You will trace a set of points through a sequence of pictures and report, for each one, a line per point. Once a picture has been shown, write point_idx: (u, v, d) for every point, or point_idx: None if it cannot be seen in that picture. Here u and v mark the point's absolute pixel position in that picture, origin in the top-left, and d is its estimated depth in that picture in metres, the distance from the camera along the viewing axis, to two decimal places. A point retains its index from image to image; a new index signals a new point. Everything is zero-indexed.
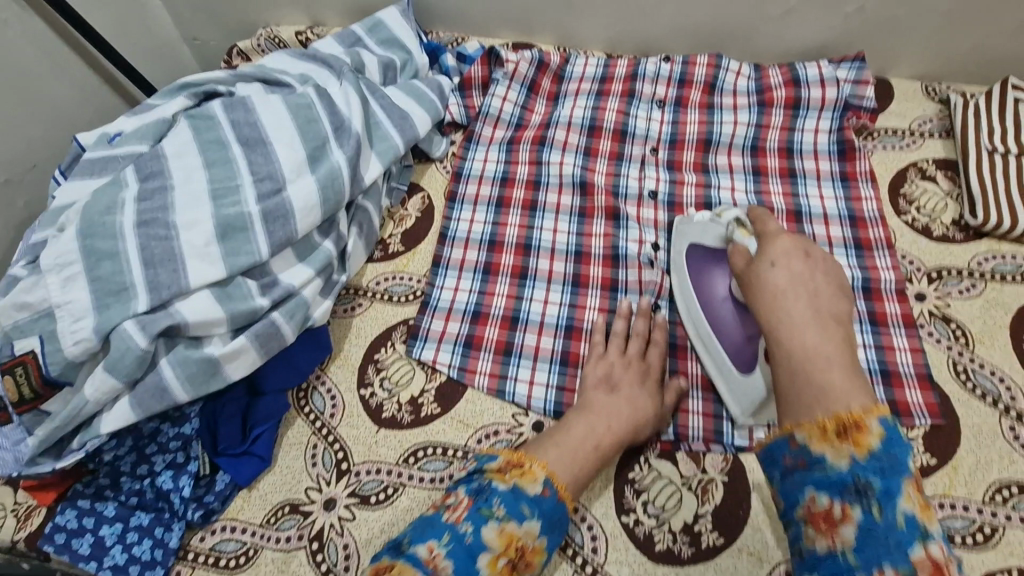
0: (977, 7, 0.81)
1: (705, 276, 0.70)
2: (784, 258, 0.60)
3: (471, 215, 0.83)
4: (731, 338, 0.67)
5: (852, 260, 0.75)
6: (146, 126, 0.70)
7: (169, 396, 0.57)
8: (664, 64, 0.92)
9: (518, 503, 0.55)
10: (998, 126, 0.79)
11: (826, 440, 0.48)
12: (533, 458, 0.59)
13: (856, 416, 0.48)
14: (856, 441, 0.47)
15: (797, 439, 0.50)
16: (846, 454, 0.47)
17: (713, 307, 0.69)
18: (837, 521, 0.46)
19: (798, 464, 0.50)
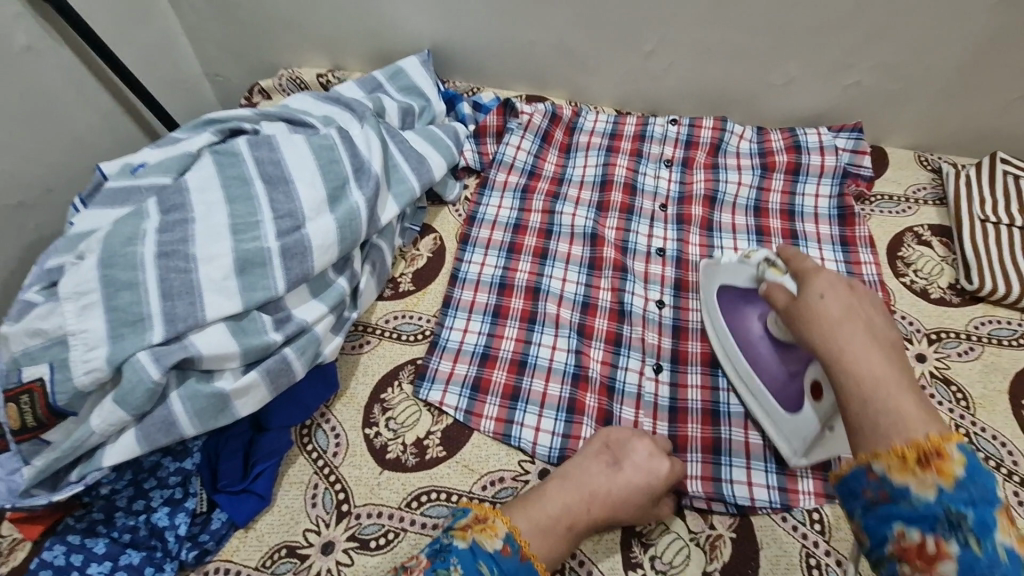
0: (967, 87, 0.86)
1: (739, 316, 0.71)
2: (832, 288, 0.55)
3: (482, 259, 0.84)
4: (773, 378, 0.67)
5: (839, 260, 0.83)
6: (172, 160, 0.71)
7: (176, 430, 0.57)
8: (671, 126, 0.96)
9: (475, 561, 0.51)
10: (990, 197, 0.83)
11: (909, 471, 0.43)
12: (498, 513, 0.56)
13: (935, 442, 0.43)
14: (940, 469, 0.42)
15: (876, 470, 0.44)
16: (932, 484, 0.42)
17: (753, 347, 0.69)
18: (934, 558, 0.40)
19: (878, 496, 0.44)
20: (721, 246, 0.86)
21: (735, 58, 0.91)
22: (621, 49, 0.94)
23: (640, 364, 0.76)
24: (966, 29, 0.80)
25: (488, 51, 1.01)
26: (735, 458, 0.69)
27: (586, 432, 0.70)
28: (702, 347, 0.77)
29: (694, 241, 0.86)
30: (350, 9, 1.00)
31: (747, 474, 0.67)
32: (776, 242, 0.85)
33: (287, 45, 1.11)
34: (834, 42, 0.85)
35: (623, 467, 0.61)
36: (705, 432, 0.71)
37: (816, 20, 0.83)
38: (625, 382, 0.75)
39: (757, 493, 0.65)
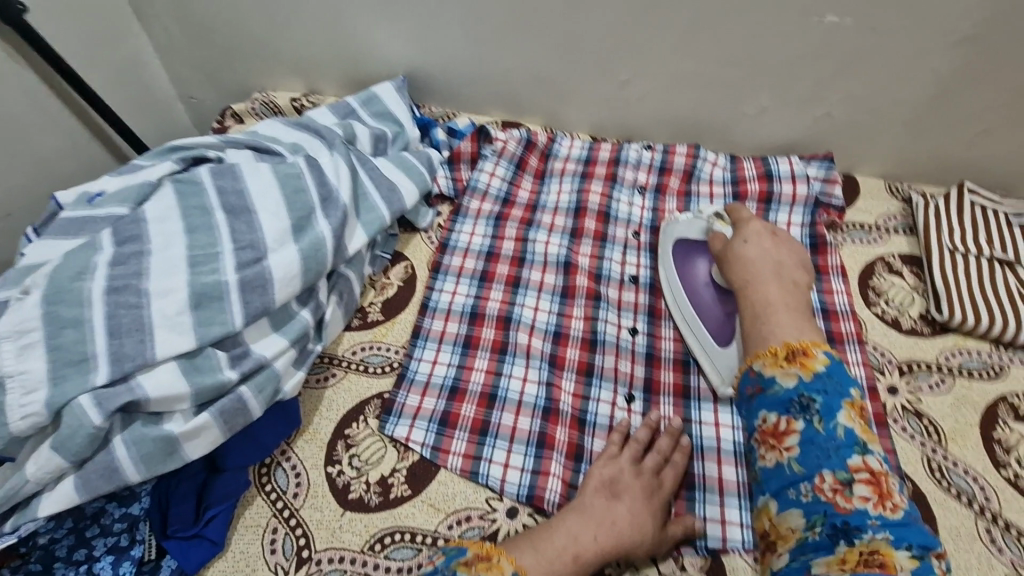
0: (936, 118, 0.87)
1: (688, 264, 0.80)
2: (755, 237, 0.73)
3: (454, 287, 0.83)
4: (711, 315, 0.75)
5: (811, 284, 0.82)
6: (130, 189, 0.69)
7: (119, 476, 0.54)
8: (645, 153, 0.96)
9: None
10: (958, 227, 0.84)
11: (777, 364, 0.60)
12: (502, 553, 0.55)
13: (804, 346, 0.60)
14: (803, 364, 0.58)
15: (755, 369, 0.62)
16: (792, 374, 0.58)
17: (696, 289, 0.77)
18: (784, 433, 0.56)
19: (755, 391, 0.61)
20: None
21: (708, 88, 0.91)
22: (595, 77, 0.94)
23: (613, 395, 0.75)
24: (934, 64, 0.80)
25: (464, 76, 1.00)
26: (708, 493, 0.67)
27: (555, 468, 0.68)
28: (674, 377, 0.76)
29: None
30: (324, 34, 1.00)
31: (721, 512, 0.66)
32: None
33: (261, 68, 1.09)
34: (805, 74, 0.86)
35: (622, 497, 0.62)
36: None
37: (787, 53, 0.84)
38: (596, 413, 0.73)
39: (730, 531, 0.64)
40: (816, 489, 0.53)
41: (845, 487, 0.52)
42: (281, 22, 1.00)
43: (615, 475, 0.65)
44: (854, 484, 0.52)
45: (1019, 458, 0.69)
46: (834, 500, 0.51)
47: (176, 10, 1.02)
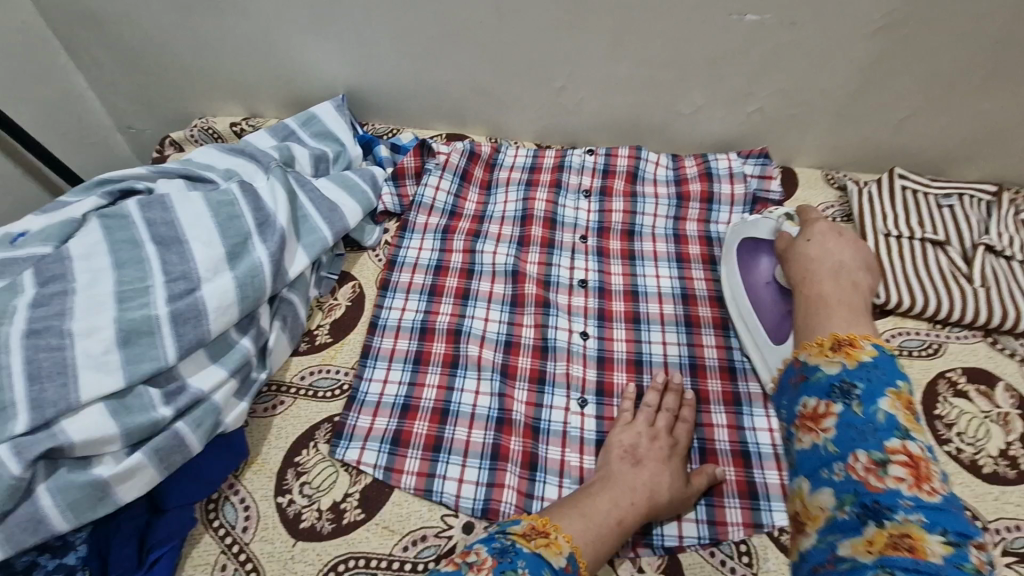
0: (861, 108, 0.90)
1: (752, 262, 0.78)
2: (820, 236, 0.71)
3: (403, 304, 0.82)
4: (770, 315, 0.73)
5: None
6: (53, 227, 0.67)
7: (45, 527, 0.52)
8: (588, 157, 0.97)
9: (543, 568, 0.52)
10: (891, 212, 0.87)
11: (822, 354, 0.58)
12: (558, 529, 0.57)
13: (852, 339, 0.58)
14: (848, 353, 0.56)
15: (800, 359, 0.60)
16: (837, 362, 0.56)
17: (756, 288, 0.76)
18: (822, 416, 0.54)
19: (798, 378, 0.59)
20: (644, 275, 0.85)
21: (643, 90, 0.93)
22: (533, 85, 0.95)
23: (566, 401, 0.75)
24: (853, 55, 0.83)
25: (404, 92, 1.00)
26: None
27: (510, 479, 0.68)
28: (627, 377, 0.76)
29: (615, 271, 0.86)
30: (259, 57, 0.99)
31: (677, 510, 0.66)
32: (706, 334, 0.79)
33: (200, 94, 1.08)
34: (732, 72, 0.88)
35: (645, 463, 0.65)
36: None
37: (713, 53, 0.86)
38: (549, 421, 0.73)
39: (686, 531, 0.64)
40: (848, 468, 0.50)
41: (879, 467, 0.48)
42: (214, 47, 0.98)
43: (634, 442, 0.68)
44: (889, 464, 0.48)
45: (960, 433, 0.70)
46: (865, 479, 0.48)
47: (104, 41, 1.00)
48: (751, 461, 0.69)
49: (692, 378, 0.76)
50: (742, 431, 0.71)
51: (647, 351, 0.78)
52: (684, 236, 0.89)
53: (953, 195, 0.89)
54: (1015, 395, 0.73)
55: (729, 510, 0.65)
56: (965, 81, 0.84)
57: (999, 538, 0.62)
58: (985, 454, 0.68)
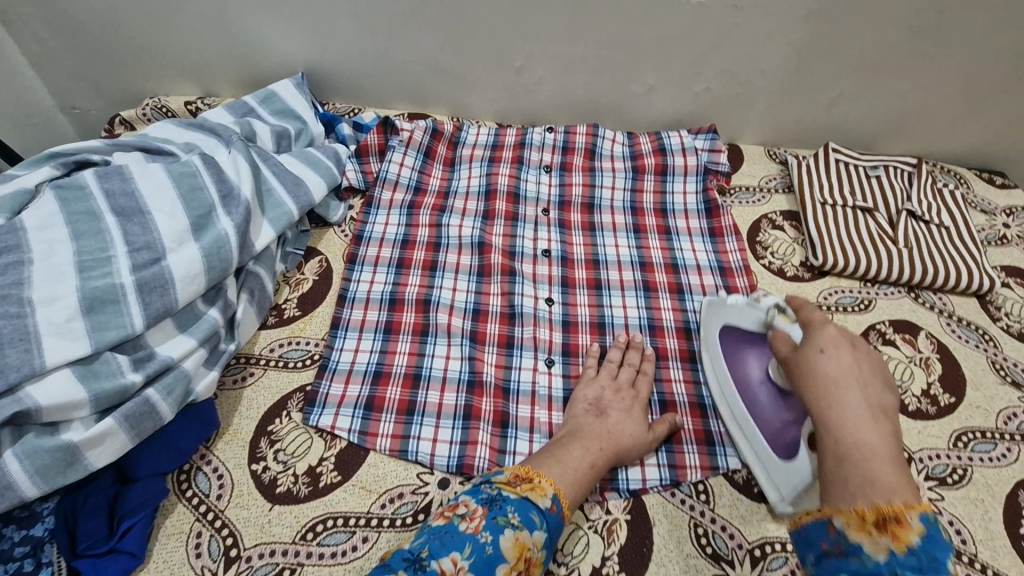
0: (798, 86, 0.97)
1: (740, 359, 0.71)
2: (833, 345, 0.57)
3: (371, 276, 0.83)
4: (769, 422, 0.66)
5: (707, 246, 0.90)
6: (3, 197, 0.64)
7: (14, 492, 0.51)
8: (548, 135, 1.01)
9: (528, 511, 0.56)
10: (827, 182, 0.94)
11: (864, 530, 0.45)
12: (540, 474, 0.60)
13: (896, 509, 0.45)
14: (894, 535, 0.44)
15: (835, 524, 0.47)
16: (884, 548, 0.44)
17: (751, 390, 0.69)
18: None
19: (833, 549, 0.47)
20: (604, 245, 0.90)
21: (597, 70, 0.97)
22: (493, 65, 0.98)
23: (534, 361, 0.78)
24: (789, 37, 0.90)
25: (364, 71, 1.01)
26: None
27: (482, 436, 0.70)
28: (591, 338, 0.80)
29: (577, 241, 0.90)
30: (214, 35, 0.97)
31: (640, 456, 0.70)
32: (662, 297, 0.84)
33: (149, 72, 1.05)
34: (680, 53, 0.93)
35: (609, 413, 0.69)
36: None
37: (662, 34, 0.91)
38: (519, 381, 0.76)
39: (649, 474, 0.69)
40: None
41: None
42: (165, 23, 0.96)
43: (599, 394, 0.72)
44: None
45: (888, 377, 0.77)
46: None
47: (42, 14, 0.95)
48: (707, 411, 0.74)
49: (652, 339, 0.80)
50: (698, 384, 0.76)
51: (609, 314, 0.82)
52: (641, 205, 0.94)
53: (879, 167, 0.98)
54: (934, 340, 0.81)
55: (687, 455, 0.70)
56: (887, 62, 0.92)
57: (924, 466, 0.69)
58: (911, 394, 0.75)
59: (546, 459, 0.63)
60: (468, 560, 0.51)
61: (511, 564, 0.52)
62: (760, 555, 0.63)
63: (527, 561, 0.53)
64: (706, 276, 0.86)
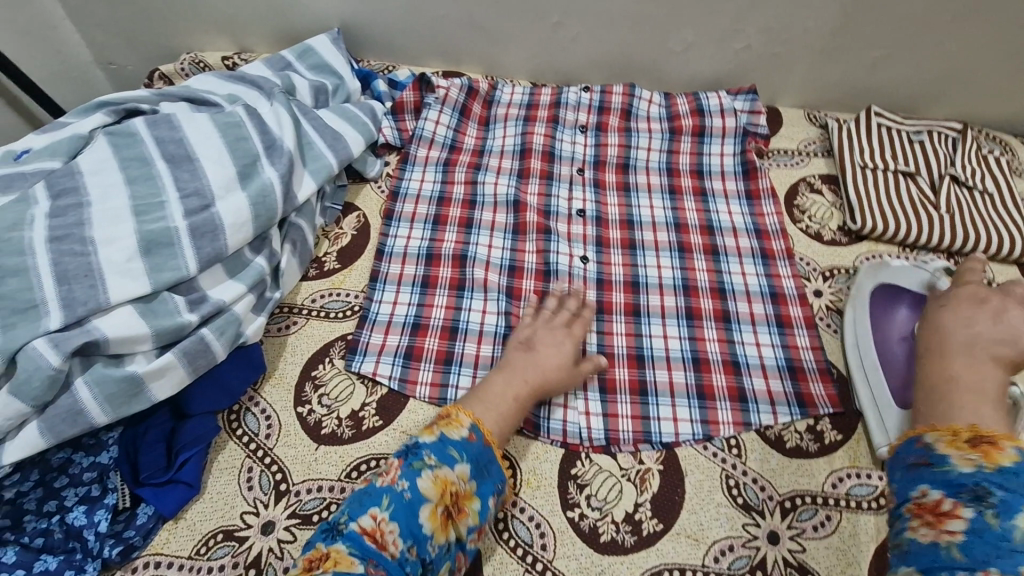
0: (843, 45, 0.94)
1: (890, 314, 0.73)
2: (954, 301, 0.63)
3: (408, 232, 0.84)
4: (900, 374, 0.68)
5: (744, 208, 0.89)
6: (59, 143, 0.67)
7: (85, 419, 0.54)
8: (584, 94, 1.00)
9: (446, 447, 0.59)
10: (868, 146, 0.92)
11: (955, 445, 0.49)
12: (458, 409, 0.63)
13: (995, 435, 0.48)
14: (986, 452, 0.47)
15: (925, 440, 0.52)
16: (971, 460, 0.47)
17: (888, 343, 0.71)
18: (945, 514, 0.46)
19: (919, 460, 0.51)
20: (639, 206, 0.89)
21: (635, 27, 0.95)
22: (527, 20, 0.96)
23: None
24: None
25: (398, 26, 1.00)
26: (661, 396, 0.73)
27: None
28: (624, 297, 0.81)
29: (612, 201, 0.90)
30: None
31: (673, 411, 0.71)
32: (697, 258, 0.84)
33: (185, 27, 1.05)
34: (721, 9, 0.91)
35: None
36: (631, 376, 0.74)
37: None
38: None
39: (681, 428, 0.70)
40: None
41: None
42: None
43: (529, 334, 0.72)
44: None
45: None
46: None
47: None
48: (740, 368, 0.74)
49: (687, 299, 0.80)
50: (732, 343, 0.76)
51: (643, 274, 0.83)
52: (677, 166, 0.93)
53: (923, 132, 0.95)
54: None
55: (720, 411, 0.71)
56: (938, 18, 0.89)
57: None
58: None
59: (470, 401, 0.65)
60: (387, 510, 0.55)
61: (433, 502, 0.56)
62: (790, 507, 0.64)
63: (451, 495, 0.57)
64: (742, 238, 0.86)
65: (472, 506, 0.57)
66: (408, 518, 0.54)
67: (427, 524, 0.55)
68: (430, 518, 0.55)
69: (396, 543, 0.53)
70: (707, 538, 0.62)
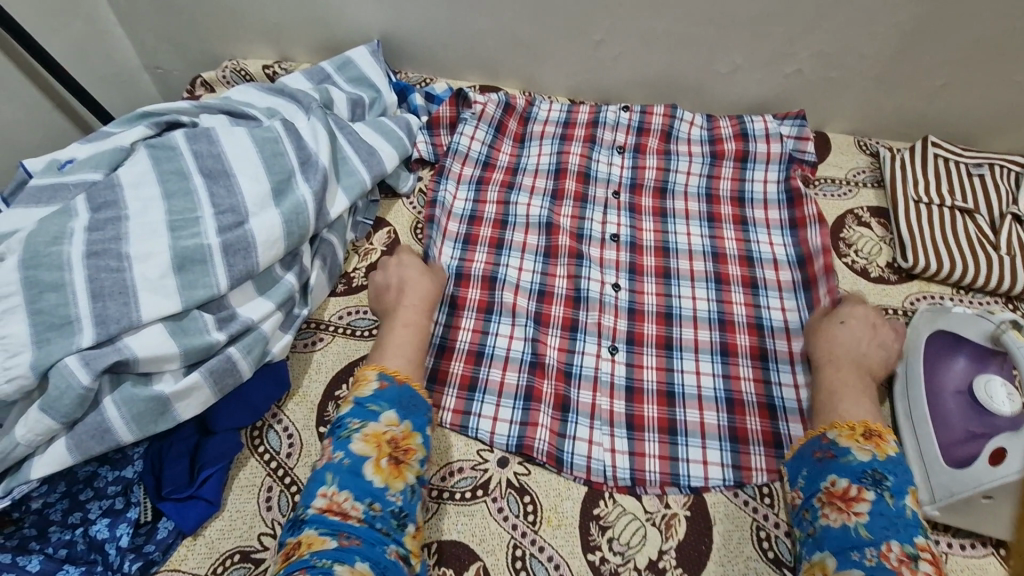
0: (901, 72, 0.89)
1: (944, 364, 0.67)
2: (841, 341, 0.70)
3: (440, 247, 0.83)
4: (951, 429, 0.63)
5: (786, 238, 0.85)
6: (101, 155, 0.67)
7: (112, 436, 0.55)
8: (623, 114, 0.97)
9: (363, 406, 0.60)
10: (923, 178, 0.87)
11: (853, 438, 0.60)
12: (365, 369, 0.65)
13: (879, 430, 0.60)
14: (878, 444, 0.59)
15: (829, 436, 0.61)
16: (868, 450, 0.58)
17: (940, 395, 0.66)
18: (853, 499, 0.55)
19: (824, 454, 0.60)
20: (675, 232, 0.87)
21: (680, 47, 0.92)
22: (569, 38, 0.94)
23: (597, 348, 0.77)
24: (896, 19, 0.83)
25: (438, 40, 0.99)
26: (690, 436, 0.70)
27: (543, 419, 0.70)
28: (656, 329, 0.78)
29: (647, 227, 0.87)
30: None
31: (702, 453, 0.69)
32: (735, 291, 0.81)
33: (230, 35, 1.06)
34: (772, 33, 0.87)
35: None
36: (660, 413, 0.72)
37: (756, 11, 0.85)
38: (581, 366, 0.75)
39: (711, 472, 0.67)
40: (882, 556, 0.51)
41: (911, 560, 0.50)
42: None
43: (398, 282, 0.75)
44: (919, 559, 0.50)
45: None
46: (900, 569, 0.50)
47: None
48: (776, 412, 0.71)
49: (722, 335, 0.77)
50: (768, 384, 0.73)
51: (677, 305, 0.80)
52: (717, 192, 0.90)
53: (984, 165, 0.90)
54: None
55: (754, 456, 0.68)
56: (1007, 48, 0.83)
57: None
58: None
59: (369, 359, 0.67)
60: (334, 482, 0.55)
61: (373, 457, 0.57)
62: None
63: (389, 443, 0.58)
64: (782, 271, 0.82)
65: (415, 443, 0.60)
66: (356, 480, 0.55)
67: (375, 478, 0.56)
68: (377, 471, 0.56)
69: (357, 507, 0.54)
70: None
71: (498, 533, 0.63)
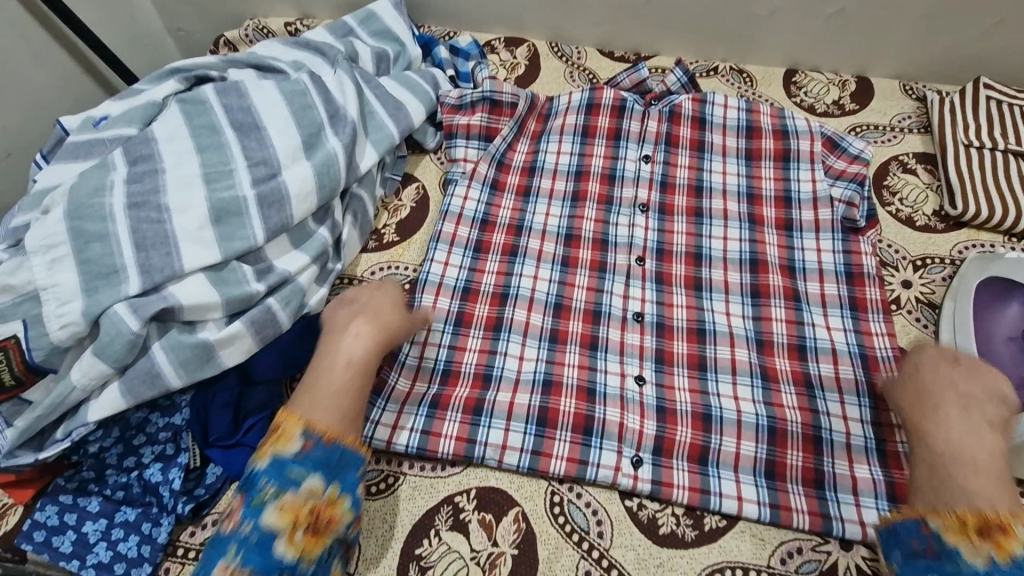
0: (955, 8, 0.84)
1: (996, 312, 0.66)
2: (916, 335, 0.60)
3: (425, 336, 0.71)
4: (1004, 375, 0.62)
5: (846, 324, 0.71)
6: (135, 109, 0.68)
7: (161, 382, 0.56)
8: (644, 166, 0.83)
9: (283, 471, 0.50)
10: (975, 121, 0.83)
11: (964, 534, 0.47)
12: (286, 417, 0.54)
13: (1002, 519, 0.47)
14: (998, 543, 0.46)
15: (931, 525, 0.49)
16: (985, 555, 0.46)
17: (991, 342, 0.65)
18: None
19: (924, 548, 0.49)
20: (711, 169, 0.83)
21: None
22: None
23: (626, 288, 0.74)
24: None
25: None
26: (723, 468, 0.63)
27: (570, 358, 0.69)
28: (685, 270, 0.76)
29: (681, 165, 0.83)
30: None
31: (733, 390, 0.68)
32: (769, 233, 0.78)
33: None
34: None
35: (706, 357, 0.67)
36: (693, 438, 0.65)
37: None
38: (610, 307, 0.73)
39: (743, 408, 0.66)
40: None
41: None
42: None
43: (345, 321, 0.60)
44: None
45: None
46: None
47: None
48: (807, 354, 0.69)
49: (753, 281, 0.74)
50: (817, 414, 0.65)
51: (707, 246, 0.77)
52: (757, 127, 0.84)
53: None
54: None
55: (784, 397, 0.67)
56: None
57: None
58: None
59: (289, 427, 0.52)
60: (236, 558, 0.47)
61: (288, 531, 0.49)
62: None
63: (309, 515, 0.50)
64: (828, 283, 0.74)
65: (341, 510, 0.52)
66: (263, 557, 0.48)
67: (286, 556, 0.48)
68: (290, 547, 0.48)
69: None
70: (773, 538, 0.60)
71: (536, 480, 0.64)
